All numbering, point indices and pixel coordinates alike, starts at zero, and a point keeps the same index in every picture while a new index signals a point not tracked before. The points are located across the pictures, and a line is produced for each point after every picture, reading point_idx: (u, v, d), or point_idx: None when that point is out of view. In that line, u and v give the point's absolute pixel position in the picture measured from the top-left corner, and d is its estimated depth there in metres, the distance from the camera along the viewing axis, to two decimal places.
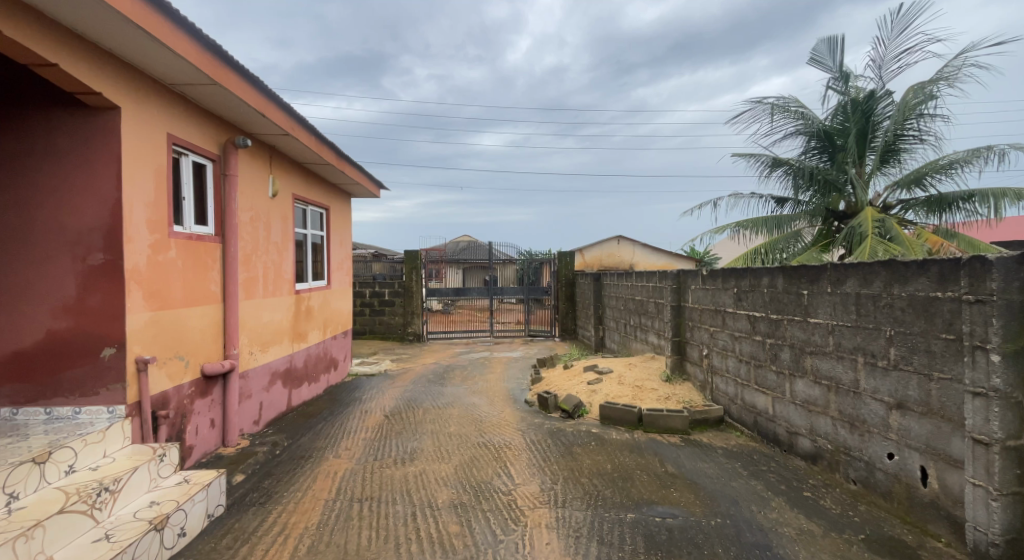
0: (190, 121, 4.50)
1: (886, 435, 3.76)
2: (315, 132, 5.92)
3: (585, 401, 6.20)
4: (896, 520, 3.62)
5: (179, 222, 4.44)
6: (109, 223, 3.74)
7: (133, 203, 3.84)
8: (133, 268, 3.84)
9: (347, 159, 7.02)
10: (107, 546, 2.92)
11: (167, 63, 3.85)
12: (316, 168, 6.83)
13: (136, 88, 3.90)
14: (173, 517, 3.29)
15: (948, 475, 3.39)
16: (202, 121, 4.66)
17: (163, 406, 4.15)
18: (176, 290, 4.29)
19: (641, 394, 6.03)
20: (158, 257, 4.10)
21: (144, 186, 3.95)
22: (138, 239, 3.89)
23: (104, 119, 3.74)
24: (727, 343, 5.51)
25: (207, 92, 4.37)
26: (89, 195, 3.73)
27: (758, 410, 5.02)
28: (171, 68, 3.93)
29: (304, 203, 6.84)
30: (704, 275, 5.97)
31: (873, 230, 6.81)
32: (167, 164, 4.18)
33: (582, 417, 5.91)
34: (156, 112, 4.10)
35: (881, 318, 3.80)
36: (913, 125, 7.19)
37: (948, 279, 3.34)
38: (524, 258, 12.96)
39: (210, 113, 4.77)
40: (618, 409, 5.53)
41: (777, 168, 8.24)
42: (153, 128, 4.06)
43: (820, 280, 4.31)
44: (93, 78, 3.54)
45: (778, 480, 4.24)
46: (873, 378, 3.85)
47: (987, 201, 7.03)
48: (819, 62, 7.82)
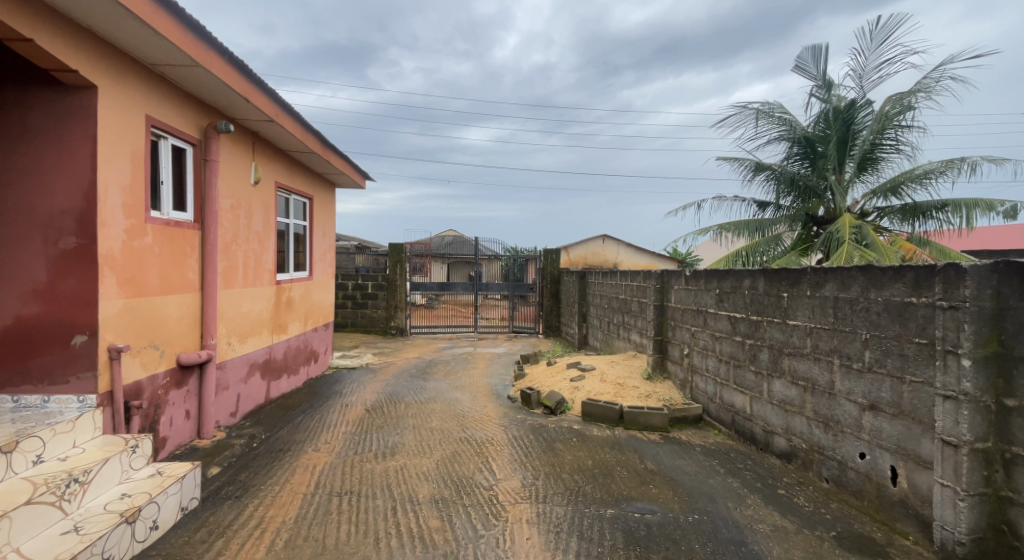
0: (171, 104, 4.48)
1: (858, 435, 3.89)
2: (300, 119, 5.89)
3: (567, 398, 6.26)
4: (867, 518, 3.76)
5: (157, 207, 4.42)
6: (81, 206, 3.72)
7: (109, 185, 3.83)
8: (107, 253, 3.82)
9: (332, 148, 6.99)
10: (75, 539, 2.93)
11: (150, 43, 3.84)
12: (300, 156, 6.81)
13: (114, 67, 3.87)
14: (146, 510, 3.30)
15: (917, 476, 3.51)
16: (182, 104, 4.63)
17: (136, 396, 4.13)
18: (153, 277, 4.29)
19: (622, 392, 6.12)
20: (134, 242, 4.08)
21: (120, 168, 3.93)
22: (114, 223, 3.88)
23: (80, 98, 3.72)
24: (708, 343, 5.61)
25: (189, 74, 4.34)
26: (62, 178, 3.71)
27: (736, 409, 5.13)
28: (154, 48, 3.91)
29: (286, 192, 6.81)
30: (687, 276, 6.07)
31: (850, 236, 6.98)
32: (145, 147, 4.16)
33: (564, 413, 5.99)
34: (135, 94, 4.08)
35: (857, 321, 3.91)
36: (891, 135, 7.37)
37: (923, 286, 3.45)
38: (509, 255, 13.02)
39: (192, 97, 4.75)
40: (600, 406, 5.62)
41: (759, 173, 8.35)
42: (131, 110, 4.04)
43: (799, 283, 4.43)
44: (70, 57, 3.52)
45: (754, 478, 4.36)
46: (848, 380, 3.97)
47: (959, 212, 7.23)
48: (802, 70, 7.94)
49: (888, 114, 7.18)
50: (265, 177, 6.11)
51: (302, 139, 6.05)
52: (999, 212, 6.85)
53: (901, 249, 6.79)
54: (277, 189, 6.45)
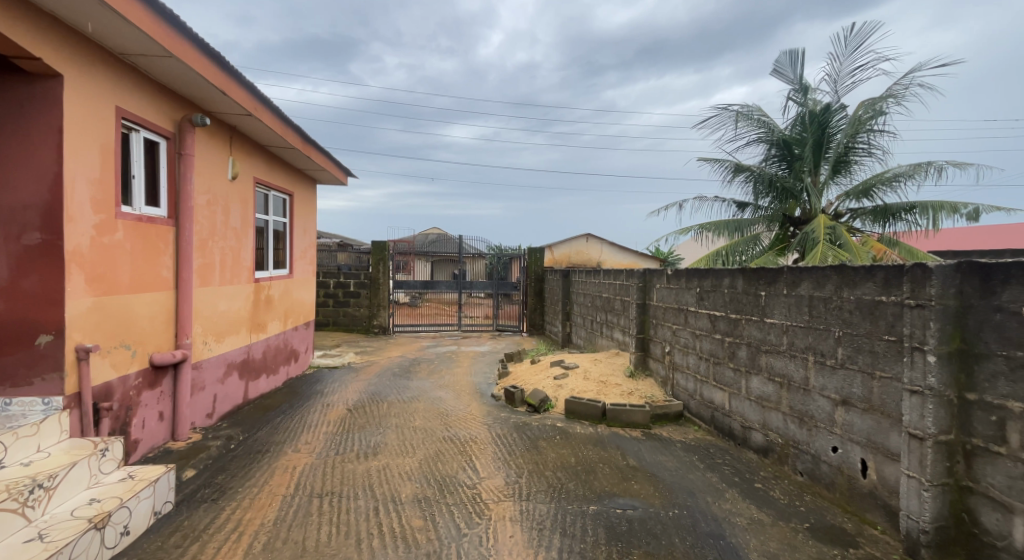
0: (143, 96, 4.47)
1: (831, 430, 4.02)
2: (279, 113, 5.89)
3: (551, 396, 6.35)
4: (838, 510, 3.89)
5: (128, 202, 4.41)
6: (46, 201, 3.72)
7: (75, 178, 3.83)
8: (74, 249, 3.82)
9: (313, 144, 6.99)
10: (40, 546, 2.93)
11: (121, 32, 3.83)
12: (280, 152, 6.79)
13: (83, 58, 3.87)
14: (117, 515, 3.31)
15: (885, 467, 3.64)
16: (156, 97, 4.62)
17: (105, 398, 4.12)
18: (124, 274, 4.28)
19: (605, 389, 6.22)
20: (103, 239, 4.08)
21: (88, 162, 3.93)
22: (82, 218, 3.88)
23: (46, 88, 3.71)
24: (688, 341, 5.73)
25: (162, 65, 4.33)
26: (27, 172, 3.71)
27: (715, 405, 5.26)
28: (125, 38, 3.90)
29: (265, 188, 6.81)
30: (668, 275, 6.19)
31: (824, 236, 7.16)
32: (115, 140, 4.16)
33: (548, 411, 6.07)
34: (105, 85, 4.07)
35: (830, 319, 4.04)
36: (864, 139, 7.57)
37: (892, 284, 3.57)
38: (493, 253, 13.11)
39: (166, 90, 4.75)
40: (583, 403, 5.72)
41: (739, 174, 8.51)
42: (101, 102, 4.04)
43: (776, 282, 4.55)
44: (35, 45, 3.52)
45: (732, 472, 4.48)
46: (821, 376, 4.10)
47: (926, 213, 7.51)
48: (780, 74, 8.10)
49: (861, 118, 7.43)
50: (243, 172, 6.10)
51: (281, 133, 6.04)
52: (964, 214, 7.10)
53: (873, 249, 6.96)
54: (256, 185, 6.44)
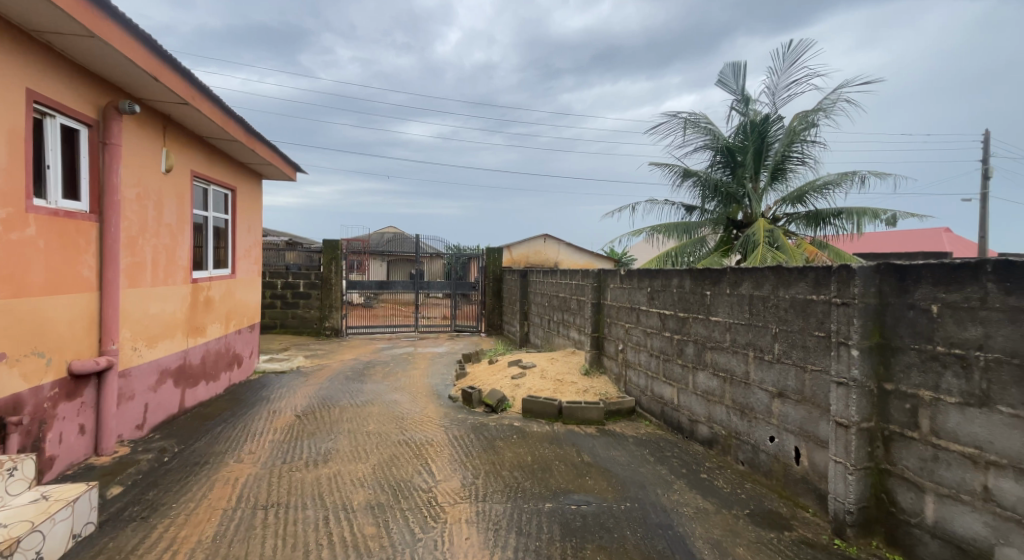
0: (61, 80, 4.39)
1: (769, 420, 4.29)
2: (218, 102, 5.83)
3: (508, 395, 6.50)
4: (775, 495, 4.17)
5: (42, 195, 4.33)
6: None
7: None
8: None
9: (257, 136, 6.94)
10: None
11: (33, 9, 3.77)
12: (221, 143, 6.71)
13: None
14: (27, 541, 3.24)
15: (816, 454, 3.92)
16: (76, 81, 4.55)
17: (15, 411, 4.00)
18: (35, 275, 4.19)
19: (562, 388, 6.39)
20: (10, 235, 3.99)
21: None
22: None
23: None
24: (640, 338, 5.96)
25: (81, 46, 4.27)
26: None
27: (665, 400, 5.51)
28: (38, 16, 3.85)
29: (205, 183, 6.72)
30: (621, 275, 6.41)
31: (763, 239, 7.52)
32: (25, 126, 4.08)
33: (505, 411, 6.21)
34: (15, 65, 3.99)
35: (768, 317, 4.32)
36: (799, 149, 8.02)
37: (822, 284, 3.84)
38: (451, 253, 13.08)
39: (89, 74, 4.68)
40: (539, 402, 5.87)
41: (687, 179, 8.86)
42: (10, 85, 3.96)
43: (720, 282, 4.82)
44: None
45: (680, 464, 4.72)
46: (760, 370, 4.37)
47: (852, 218, 7.99)
48: (725, 85, 8.46)
49: (796, 129, 7.90)
50: (179, 165, 6.02)
51: (221, 123, 5.98)
52: (883, 220, 7.62)
53: (806, 251, 7.39)
54: (193, 178, 6.35)
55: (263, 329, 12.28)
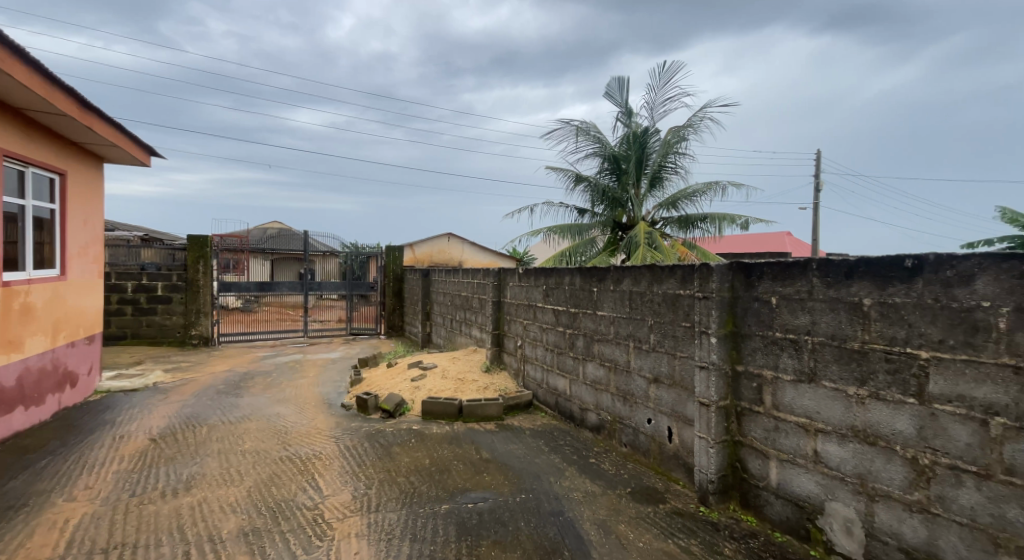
0: None
1: (646, 404, 4.75)
2: (34, 64, 5.03)
3: (408, 398, 6.59)
4: (651, 472, 4.63)
5: None
6: None
7: None
8: None
9: (92, 111, 6.13)
10: None
11: None
12: (41, 115, 5.81)
13: None
14: None
15: (684, 432, 4.38)
16: None
17: None
18: None
19: (462, 387, 6.59)
20: None
21: None
22: None
23: None
24: (537, 334, 6.32)
25: None
26: None
27: (558, 392, 5.90)
28: None
29: (20, 164, 5.74)
30: (519, 273, 6.74)
31: (644, 240, 8.18)
32: None
33: (405, 414, 6.30)
34: None
35: (645, 310, 4.77)
36: (673, 160, 8.85)
37: (687, 281, 4.34)
38: (348, 252, 13.09)
39: None
40: (439, 403, 6.02)
41: (579, 183, 9.40)
42: None
43: (605, 279, 5.25)
44: None
45: (572, 451, 5.09)
46: (639, 358, 4.83)
47: (714, 223, 8.96)
48: (610, 97, 9.08)
49: (671, 142, 8.71)
50: None
51: (39, 90, 5.16)
52: (738, 224, 8.53)
53: (678, 252, 8.17)
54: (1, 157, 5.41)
55: (110, 341, 10.52)
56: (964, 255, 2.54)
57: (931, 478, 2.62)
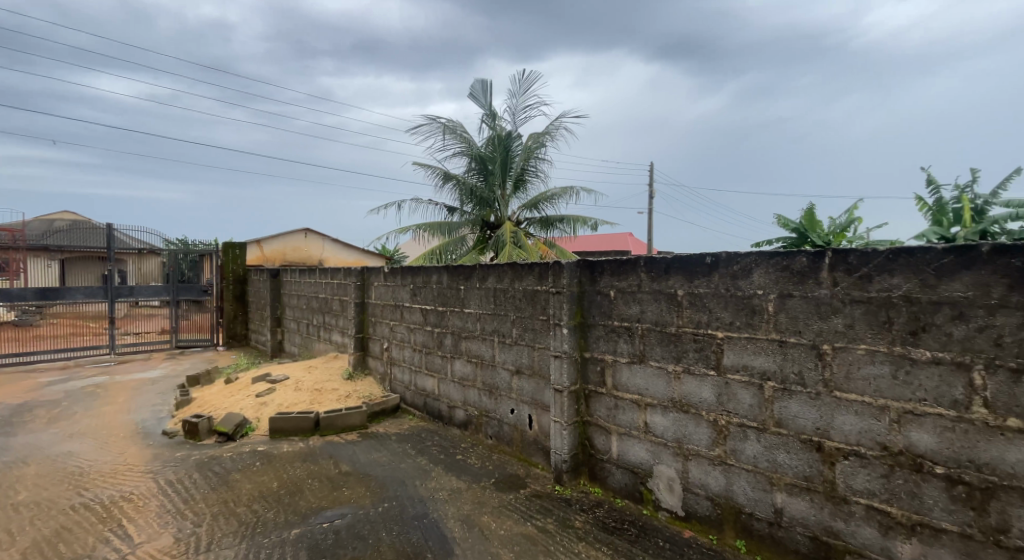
0: None
1: (509, 395, 5.09)
2: None
3: (253, 416, 6.18)
4: (514, 459, 4.98)
5: None
6: None
7: None
8: None
9: None
10: None
11: None
12: None
13: None
14: None
15: (542, 418, 4.76)
16: None
17: None
18: None
19: (320, 397, 6.48)
20: None
21: None
22: None
23: None
24: (404, 335, 6.42)
25: None
26: None
27: (427, 392, 6.07)
28: None
29: None
30: (385, 273, 6.80)
31: (510, 239, 8.66)
32: None
33: (250, 434, 5.86)
34: None
35: (508, 306, 5.10)
36: (535, 165, 9.50)
37: (543, 278, 4.73)
38: (172, 250, 11.26)
39: None
40: (292, 418, 5.72)
41: (448, 182, 9.61)
42: None
43: (471, 277, 5.51)
44: None
45: (438, 451, 5.24)
46: (503, 352, 5.15)
47: (570, 224, 9.76)
48: (474, 98, 9.40)
49: (532, 147, 9.35)
50: None
51: None
52: (590, 225, 9.28)
53: (540, 251, 8.74)
54: None
55: None
56: (745, 252, 3.00)
57: (728, 436, 3.08)
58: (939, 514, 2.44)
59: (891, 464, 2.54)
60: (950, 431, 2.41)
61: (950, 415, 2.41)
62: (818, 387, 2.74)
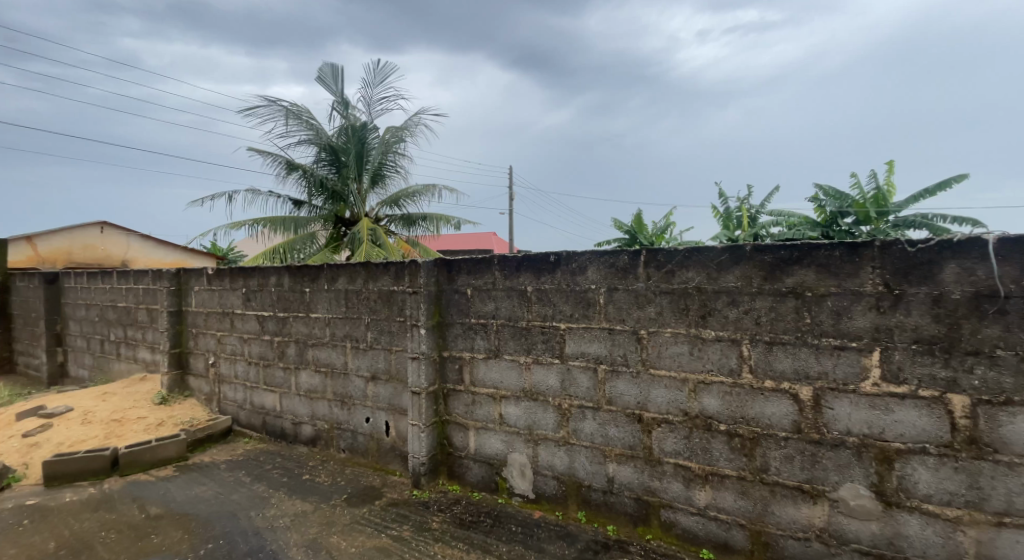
0: None
1: (365, 403, 5.10)
2: None
3: (21, 467, 5.11)
4: (371, 470, 5.03)
5: None
6: None
7: None
8: None
9: None
10: None
11: None
12: None
13: None
14: None
15: (400, 423, 4.83)
16: None
17: None
18: None
19: (119, 430, 5.76)
20: None
21: None
22: None
23: None
24: (236, 347, 6.06)
25: None
26: None
27: (267, 410, 5.79)
28: None
29: None
30: (210, 276, 6.32)
31: (368, 237, 8.63)
32: None
33: (19, 485, 4.86)
34: None
35: (361, 308, 5.11)
36: (392, 159, 9.62)
37: (399, 277, 4.87)
38: None
39: None
40: (79, 458, 4.85)
41: (294, 171, 9.30)
42: None
43: (319, 279, 5.39)
44: None
45: (280, 474, 4.85)
46: (357, 358, 5.14)
47: (432, 223, 9.91)
48: (324, 83, 9.24)
49: (389, 142, 9.42)
50: None
51: None
52: (453, 224, 9.52)
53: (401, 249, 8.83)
54: None
55: None
56: (581, 252, 3.37)
57: (570, 417, 3.44)
58: (723, 463, 2.95)
59: (690, 426, 3.04)
60: (730, 395, 2.93)
61: (729, 382, 2.93)
62: (637, 366, 3.19)
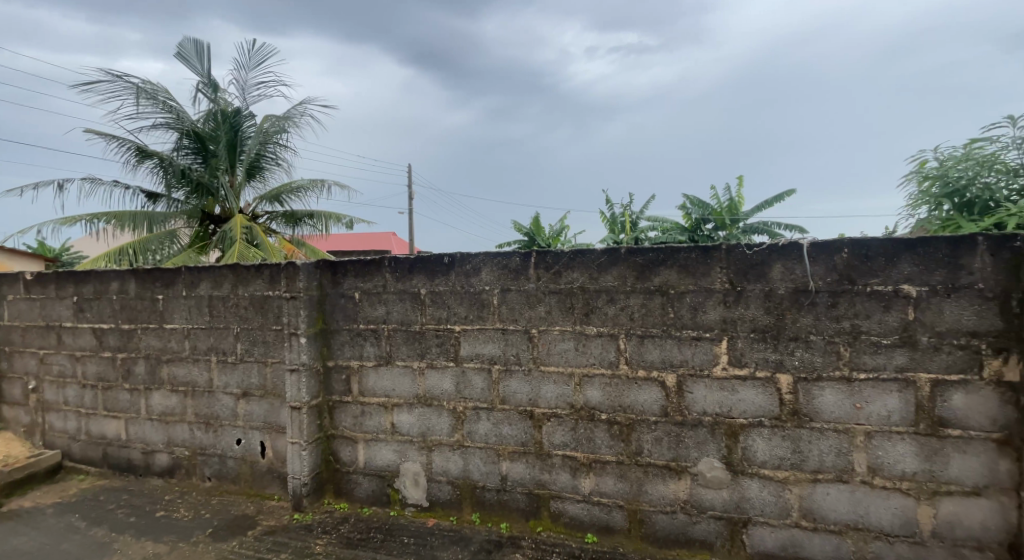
0: None
1: (234, 424, 4.21)
2: None
3: None
4: (243, 497, 4.17)
5: None
6: None
7: None
8: None
9: None
10: None
11: None
12: None
13: None
14: None
15: (278, 443, 4.07)
16: None
17: None
18: None
19: None
20: None
21: None
22: None
23: None
24: (66, 367, 4.80)
25: None
26: None
27: (108, 440, 4.68)
28: None
29: None
30: (26, 284, 4.94)
31: (241, 236, 8.31)
32: None
33: None
34: None
35: (229, 316, 4.18)
36: (272, 151, 9.39)
37: (277, 280, 3.99)
38: None
39: None
40: None
41: (148, 159, 8.76)
42: None
43: (174, 283, 4.34)
44: None
45: (127, 514, 4.04)
46: (224, 374, 4.20)
47: (319, 221, 9.73)
48: (186, 61, 8.80)
49: (268, 131, 9.04)
50: None
51: None
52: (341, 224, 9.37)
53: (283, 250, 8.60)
54: None
55: None
56: (475, 253, 3.50)
57: (465, 420, 3.55)
58: (604, 450, 3.20)
59: (576, 417, 3.26)
60: (609, 385, 3.18)
61: (609, 373, 3.18)
62: (529, 364, 3.37)
